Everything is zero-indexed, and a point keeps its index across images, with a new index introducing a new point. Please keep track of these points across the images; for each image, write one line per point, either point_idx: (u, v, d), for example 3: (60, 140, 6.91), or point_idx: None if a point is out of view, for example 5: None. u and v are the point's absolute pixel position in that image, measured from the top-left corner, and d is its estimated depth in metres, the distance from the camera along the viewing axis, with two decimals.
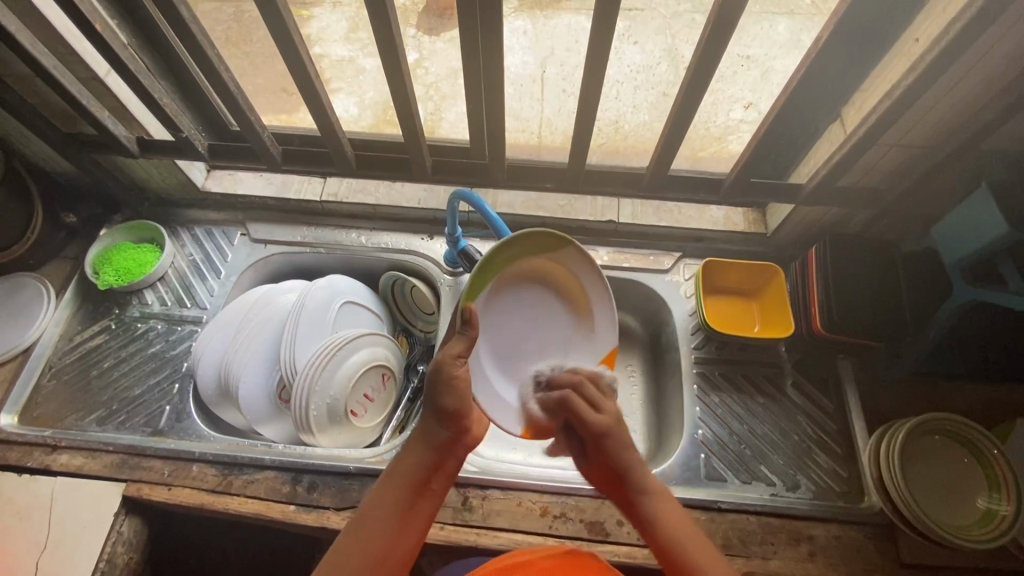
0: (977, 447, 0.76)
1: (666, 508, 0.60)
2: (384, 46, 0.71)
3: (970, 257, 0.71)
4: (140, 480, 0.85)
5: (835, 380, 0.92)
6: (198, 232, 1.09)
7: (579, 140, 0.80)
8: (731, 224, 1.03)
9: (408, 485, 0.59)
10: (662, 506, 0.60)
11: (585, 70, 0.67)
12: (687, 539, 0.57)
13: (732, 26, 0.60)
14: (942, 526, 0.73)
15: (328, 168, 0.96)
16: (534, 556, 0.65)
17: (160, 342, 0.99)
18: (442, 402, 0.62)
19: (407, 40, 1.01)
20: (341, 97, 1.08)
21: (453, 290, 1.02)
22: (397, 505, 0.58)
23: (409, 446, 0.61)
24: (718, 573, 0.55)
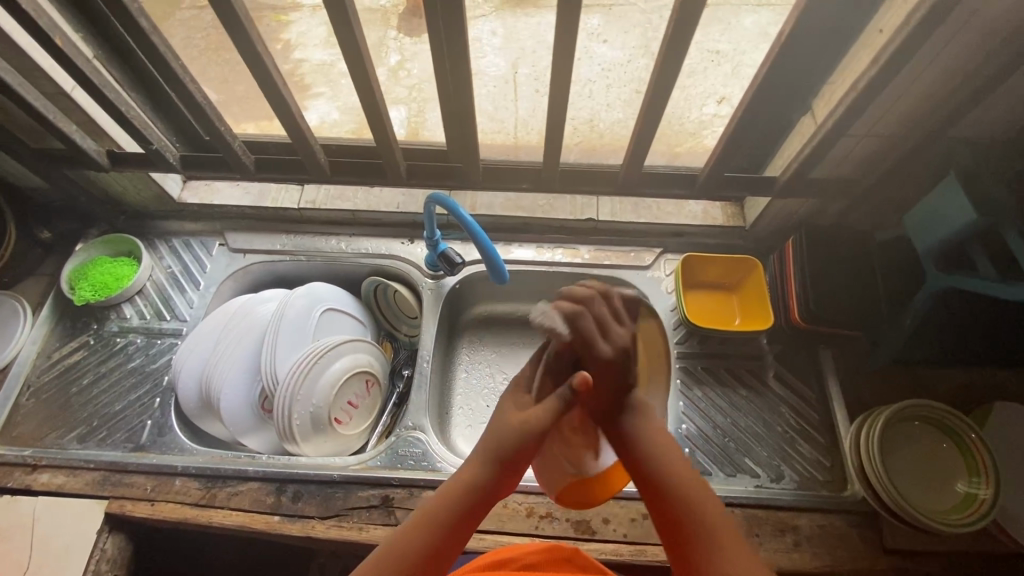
0: (955, 432, 0.77)
1: (650, 427, 0.63)
2: (348, 50, 0.71)
3: (941, 244, 0.72)
4: (123, 497, 0.84)
5: (816, 370, 0.92)
6: (176, 243, 1.08)
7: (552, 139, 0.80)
8: (710, 219, 1.03)
9: (444, 524, 0.58)
10: (649, 430, 0.63)
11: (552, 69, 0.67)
12: (669, 456, 0.61)
13: (693, 24, 0.60)
14: (924, 511, 0.73)
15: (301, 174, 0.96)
16: (520, 554, 0.70)
17: (140, 356, 0.98)
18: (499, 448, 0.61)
19: (388, 44, 1.03)
20: (320, 103, 1.06)
21: (435, 294, 1.03)
22: (424, 549, 0.56)
23: (454, 483, 0.60)
24: (697, 493, 0.58)
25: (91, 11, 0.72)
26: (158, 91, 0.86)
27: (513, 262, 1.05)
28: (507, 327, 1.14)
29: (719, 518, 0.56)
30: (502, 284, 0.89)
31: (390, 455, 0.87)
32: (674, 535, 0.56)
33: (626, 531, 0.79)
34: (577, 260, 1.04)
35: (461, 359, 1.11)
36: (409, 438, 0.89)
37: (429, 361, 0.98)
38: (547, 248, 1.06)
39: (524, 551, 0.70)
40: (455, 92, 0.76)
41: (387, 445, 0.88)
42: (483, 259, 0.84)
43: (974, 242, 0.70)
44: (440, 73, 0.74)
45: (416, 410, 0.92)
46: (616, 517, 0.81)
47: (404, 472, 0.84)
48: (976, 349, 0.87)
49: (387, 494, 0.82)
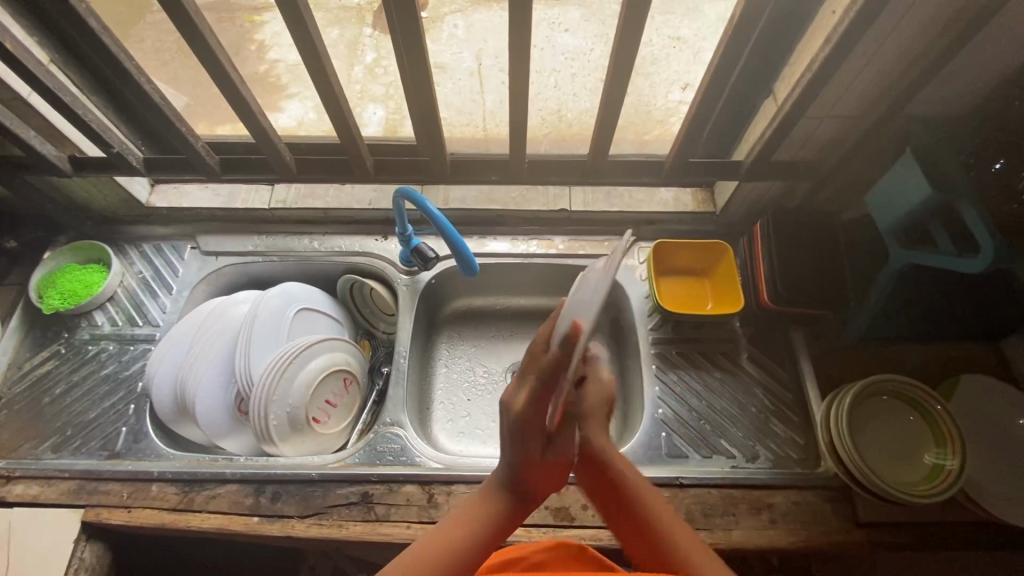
0: (921, 404, 0.79)
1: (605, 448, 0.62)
2: (303, 46, 0.70)
3: (902, 221, 0.73)
4: (98, 505, 0.83)
5: (788, 350, 0.94)
6: (147, 248, 1.07)
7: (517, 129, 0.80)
8: (681, 205, 1.04)
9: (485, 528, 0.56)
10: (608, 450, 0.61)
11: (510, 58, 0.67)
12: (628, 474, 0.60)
13: (645, 10, 0.60)
14: (891, 483, 0.75)
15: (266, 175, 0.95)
16: (530, 551, 0.66)
17: (113, 363, 0.97)
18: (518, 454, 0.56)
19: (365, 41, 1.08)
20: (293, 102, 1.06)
21: (410, 290, 1.02)
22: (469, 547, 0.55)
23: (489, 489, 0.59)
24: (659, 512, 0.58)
25: (40, 13, 0.70)
26: (119, 93, 0.85)
27: (486, 255, 1.05)
28: (485, 321, 1.14)
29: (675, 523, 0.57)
30: (473, 276, 0.90)
31: (368, 452, 0.87)
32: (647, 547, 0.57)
33: (604, 517, 0.80)
34: (551, 251, 1.05)
35: (440, 354, 1.11)
36: (387, 434, 0.88)
37: (405, 357, 0.98)
38: (521, 240, 1.06)
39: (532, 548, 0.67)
40: (416, 84, 0.76)
41: (365, 442, 0.87)
42: (454, 254, 0.86)
43: (931, 218, 0.71)
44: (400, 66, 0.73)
45: (394, 406, 0.92)
46: (594, 503, 0.81)
47: (382, 468, 0.84)
48: (942, 325, 0.88)
49: (366, 490, 0.83)
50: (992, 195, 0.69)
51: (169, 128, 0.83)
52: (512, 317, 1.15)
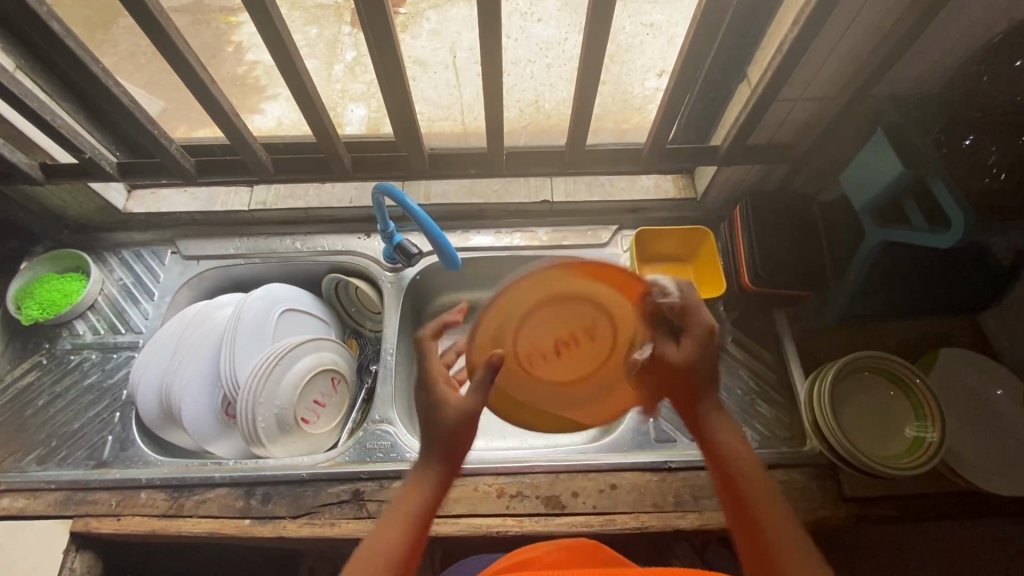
0: (901, 379, 0.80)
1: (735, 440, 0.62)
2: (271, 43, 0.69)
3: (876, 199, 0.74)
4: (87, 515, 0.83)
5: (772, 332, 0.95)
6: (127, 255, 1.06)
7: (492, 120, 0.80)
8: (661, 192, 1.05)
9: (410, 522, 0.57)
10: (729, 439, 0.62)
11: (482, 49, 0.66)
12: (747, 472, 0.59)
13: None
14: (874, 458, 0.76)
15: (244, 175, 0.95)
16: (540, 553, 0.67)
17: (96, 372, 0.96)
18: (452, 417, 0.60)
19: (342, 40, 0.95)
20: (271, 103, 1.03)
21: (395, 287, 1.02)
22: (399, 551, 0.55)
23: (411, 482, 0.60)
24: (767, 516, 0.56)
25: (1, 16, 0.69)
26: (88, 97, 0.84)
27: (470, 249, 1.05)
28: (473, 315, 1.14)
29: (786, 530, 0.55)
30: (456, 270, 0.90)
31: (358, 450, 0.87)
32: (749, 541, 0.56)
33: (595, 503, 0.81)
34: (535, 243, 1.05)
35: None
36: (377, 431, 0.89)
37: (393, 354, 0.97)
38: (505, 233, 1.06)
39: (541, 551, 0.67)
40: (388, 78, 0.75)
41: (355, 439, 0.87)
42: (434, 248, 0.85)
43: (904, 195, 0.72)
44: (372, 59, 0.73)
45: (383, 404, 0.92)
46: (584, 490, 0.82)
47: (373, 465, 0.84)
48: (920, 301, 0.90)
49: (357, 488, 0.83)
50: (957, 164, 0.70)
51: (140, 130, 0.81)
52: None
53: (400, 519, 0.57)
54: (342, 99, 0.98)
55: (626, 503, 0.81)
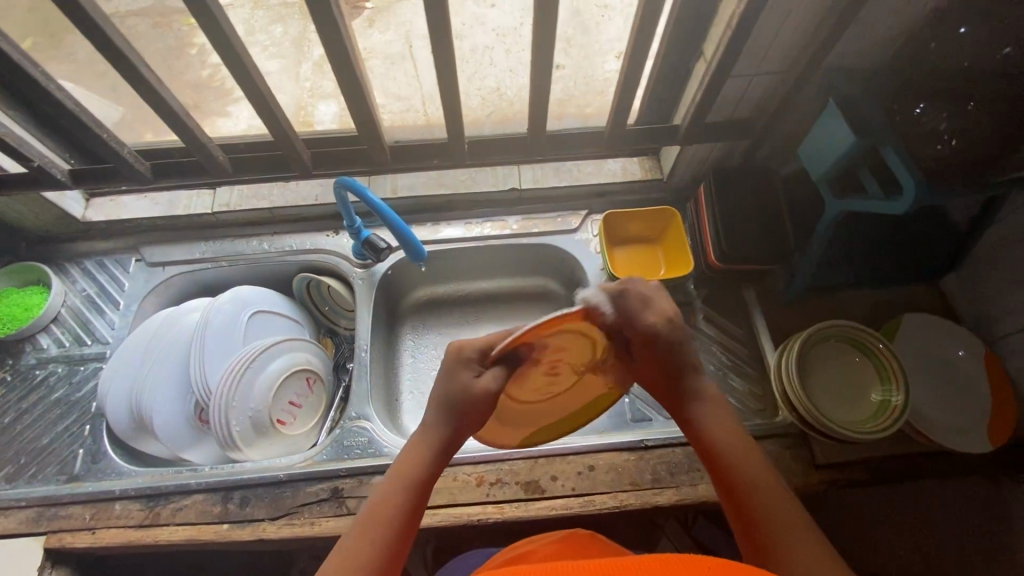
0: (866, 345, 0.82)
1: (715, 412, 0.63)
2: (216, 41, 0.67)
3: (832, 169, 0.75)
4: (60, 530, 0.81)
5: (742, 307, 0.96)
6: (89, 265, 1.03)
7: (450, 110, 0.79)
8: (628, 174, 1.05)
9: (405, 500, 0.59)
10: (713, 415, 0.63)
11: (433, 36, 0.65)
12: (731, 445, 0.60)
13: None
14: (842, 424, 0.77)
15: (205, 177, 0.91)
16: (540, 544, 0.68)
17: (63, 386, 0.94)
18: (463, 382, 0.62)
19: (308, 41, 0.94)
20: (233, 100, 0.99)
21: (367, 283, 1.01)
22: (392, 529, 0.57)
23: (404, 459, 0.62)
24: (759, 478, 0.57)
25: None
26: (32, 103, 0.81)
27: (442, 241, 1.04)
28: (448, 307, 1.14)
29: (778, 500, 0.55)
30: (422, 261, 0.91)
31: (335, 448, 0.86)
32: (741, 522, 0.56)
33: (574, 485, 0.82)
34: (506, 232, 1.05)
35: (406, 344, 1.10)
36: (353, 428, 0.88)
37: (367, 349, 0.97)
38: (475, 223, 1.05)
39: (539, 543, 0.69)
40: (340, 69, 0.74)
41: (332, 438, 0.87)
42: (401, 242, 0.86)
43: (860, 165, 0.73)
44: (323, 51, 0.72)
45: (359, 400, 0.92)
46: (563, 473, 0.83)
47: (351, 462, 0.84)
48: (884, 269, 0.92)
49: (336, 485, 0.82)
50: (909, 133, 0.73)
51: (87, 133, 0.79)
52: (475, 301, 1.15)
53: (396, 491, 0.60)
54: (311, 97, 0.96)
55: (605, 483, 0.82)
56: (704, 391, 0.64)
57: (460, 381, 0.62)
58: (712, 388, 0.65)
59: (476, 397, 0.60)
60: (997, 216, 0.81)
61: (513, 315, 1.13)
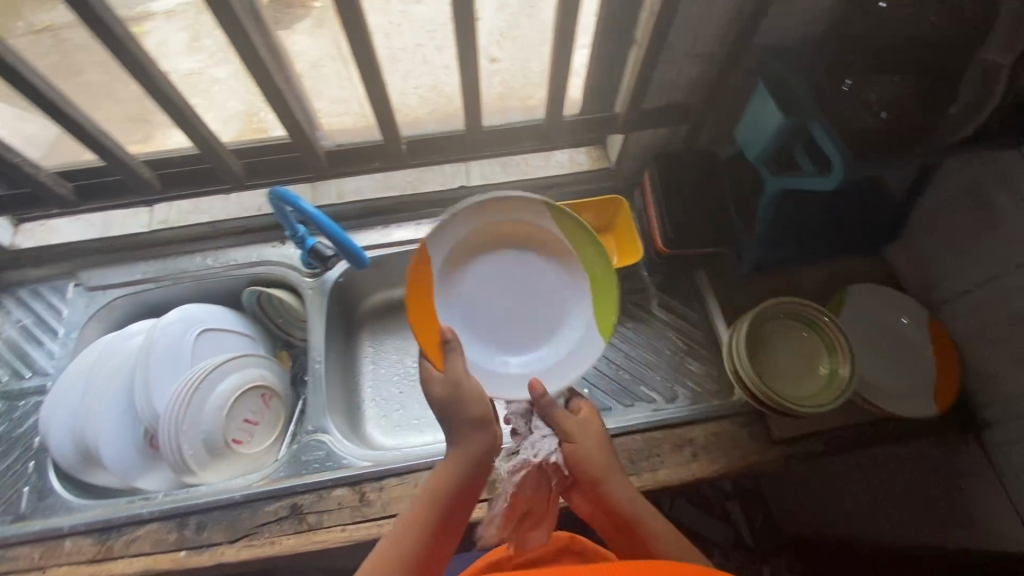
0: (811, 319, 0.83)
1: (591, 451, 0.70)
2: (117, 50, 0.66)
3: (766, 149, 0.76)
4: (8, 572, 0.78)
5: (695, 290, 0.97)
6: (24, 294, 0.99)
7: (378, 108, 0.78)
8: (576, 165, 1.05)
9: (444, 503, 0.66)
10: (594, 457, 0.70)
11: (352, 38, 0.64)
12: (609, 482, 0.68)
13: None
14: (793, 398, 0.79)
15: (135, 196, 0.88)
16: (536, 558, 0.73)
17: (3, 422, 0.90)
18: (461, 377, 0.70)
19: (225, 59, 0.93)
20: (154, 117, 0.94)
21: (318, 292, 0.99)
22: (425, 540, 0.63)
23: (445, 466, 0.68)
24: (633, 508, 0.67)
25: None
26: None
27: (395, 243, 1.02)
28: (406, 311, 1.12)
29: (650, 525, 0.66)
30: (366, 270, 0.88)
31: (293, 464, 0.85)
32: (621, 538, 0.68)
33: None
34: None
35: (365, 352, 1.08)
36: (311, 442, 0.87)
37: (321, 361, 0.95)
38: (427, 224, 1.04)
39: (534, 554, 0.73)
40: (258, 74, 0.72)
41: (289, 454, 0.85)
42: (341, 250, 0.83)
43: (792, 142, 0.74)
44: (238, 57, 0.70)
45: (315, 413, 0.90)
46: None
47: (309, 477, 0.83)
48: (830, 243, 0.93)
49: (295, 502, 0.81)
50: (842, 108, 0.73)
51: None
52: None
53: (435, 497, 0.66)
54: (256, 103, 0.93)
55: None
56: (573, 434, 0.71)
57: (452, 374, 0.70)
58: (582, 427, 0.72)
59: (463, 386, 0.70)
60: (928, 187, 0.84)
61: None
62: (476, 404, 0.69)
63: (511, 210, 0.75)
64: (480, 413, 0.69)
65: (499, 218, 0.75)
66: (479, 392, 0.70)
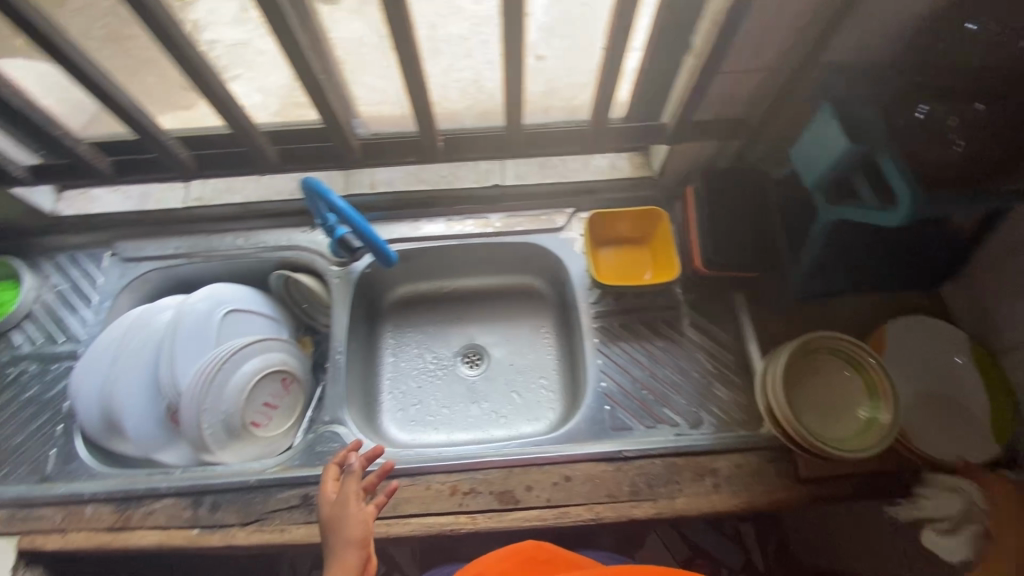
0: (856, 358, 0.78)
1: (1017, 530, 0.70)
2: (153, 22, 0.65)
3: (824, 176, 0.71)
4: (33, 531, 0.81)
5: (729, 312, 0.93)
6: (62, 260, 1.01)
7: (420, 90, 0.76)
8: (616, 171, 1.01)
9: None
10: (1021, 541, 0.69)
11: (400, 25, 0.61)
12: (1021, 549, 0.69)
13: None
14: (824, 438, 0.76)
15: (163, 173, 0.88)
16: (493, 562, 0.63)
17: (35, 384, 0.92)
18: (327, 498, 0.71)
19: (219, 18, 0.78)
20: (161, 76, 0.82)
21: (344, 282, 0.99)
22: None
23: None
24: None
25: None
26: None
27: (422, 238, 1.01)
28: (431, 306, 1.13)
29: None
30: (392, 264, 0.92)
31: (308, 453, 0.85)
32: None
33: (549, 497, 0.80)
34: (488, 230, 1.02)
35: (386, 344, 1.10)
36: (326, 433, 0.87)
37: (343, 351, 0.94)
38: (457, 220, 1.02)
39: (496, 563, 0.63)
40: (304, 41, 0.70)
41: (305, 443, 0.86)
42: (369, 245, 0.88)
43: (853, 170, 0.69)
44: (276, 37, 0.70)
45: (334, 404, 0.90)
46: (539, 483, 0.81)
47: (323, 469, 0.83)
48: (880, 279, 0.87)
49: (307, 492, 0.81)
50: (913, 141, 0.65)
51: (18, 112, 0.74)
52: (458, 301, 1.14)
53: None
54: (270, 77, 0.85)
55: (581, 496, 0.80)
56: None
57: (329, 492, 0.71)
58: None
59: (336, 501, 0.69)
60: (999, 227, 0.76)
61: (494, 315, 1.13)
62: (356, 522, 0.66)
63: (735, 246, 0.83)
64: (359, 532, 0.65)
65: (695, 245, 0.84)
66: (356, 512, 0.67)
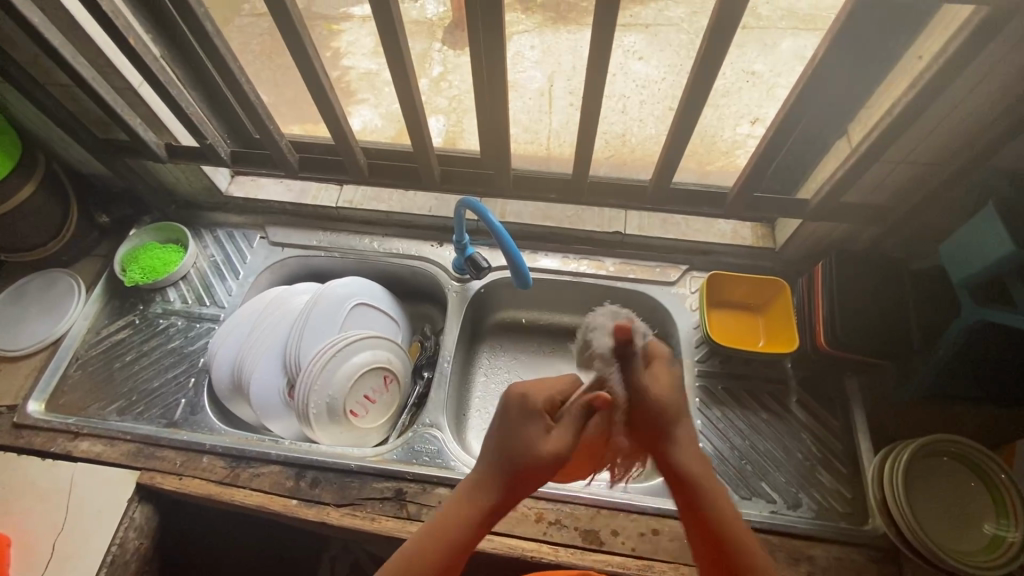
0: (985, 472, 0.77)
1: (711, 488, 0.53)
2: (396, 63, 0.76)
3: (977, 277, 0.71)
4: (154, 469, 0.88)
5: (841, 397, 0.91)
6: (221, 234, 1.13)
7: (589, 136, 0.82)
8: (738, 239, 1.02)
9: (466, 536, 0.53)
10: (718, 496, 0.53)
11: (592, 72, 0.70)
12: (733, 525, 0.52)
13: (731, 33, 0.62)
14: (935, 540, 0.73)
15: (341, 175, 1.00)
16: None
17: (180, 338, 1.03)
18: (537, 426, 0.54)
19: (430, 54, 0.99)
20: (364, 110, 1.05)
21: (460, 297, 1.04)
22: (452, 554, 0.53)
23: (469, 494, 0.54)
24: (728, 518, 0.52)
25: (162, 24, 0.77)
26: (215, 93, 0.91)
27: (538, 270, 1.05)
28: (529, 335, 1.12)
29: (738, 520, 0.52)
30: (526, 290, 0.90)
31: (406, 450, 0.89)
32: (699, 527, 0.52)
33: (635, 546, 0.79)
34: (600, 272, 1.04)
35: (481, 362, 1.10)
36: (425, 435, 0.91)
37: (449, 361, 0.99)
38: (573, 258, 1.06)
39: None
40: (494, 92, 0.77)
41: (404, 439, 0.90)
42: (509, 266, 0.86)
43: (1010, 275, 0.67)
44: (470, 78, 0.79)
45: (434, 408, 0.94)
46: (625, 530, 0.81)
47: (418, 468, 0.87)
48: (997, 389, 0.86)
49: (400, 487, 0.85)
50: None
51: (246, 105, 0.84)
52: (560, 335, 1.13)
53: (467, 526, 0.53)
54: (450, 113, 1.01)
55: (667, 553, 0.79)
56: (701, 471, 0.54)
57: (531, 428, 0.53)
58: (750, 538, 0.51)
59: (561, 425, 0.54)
60: None
61: None
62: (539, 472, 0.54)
63: (870, 331, 0.81)
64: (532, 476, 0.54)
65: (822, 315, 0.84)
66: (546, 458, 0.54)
